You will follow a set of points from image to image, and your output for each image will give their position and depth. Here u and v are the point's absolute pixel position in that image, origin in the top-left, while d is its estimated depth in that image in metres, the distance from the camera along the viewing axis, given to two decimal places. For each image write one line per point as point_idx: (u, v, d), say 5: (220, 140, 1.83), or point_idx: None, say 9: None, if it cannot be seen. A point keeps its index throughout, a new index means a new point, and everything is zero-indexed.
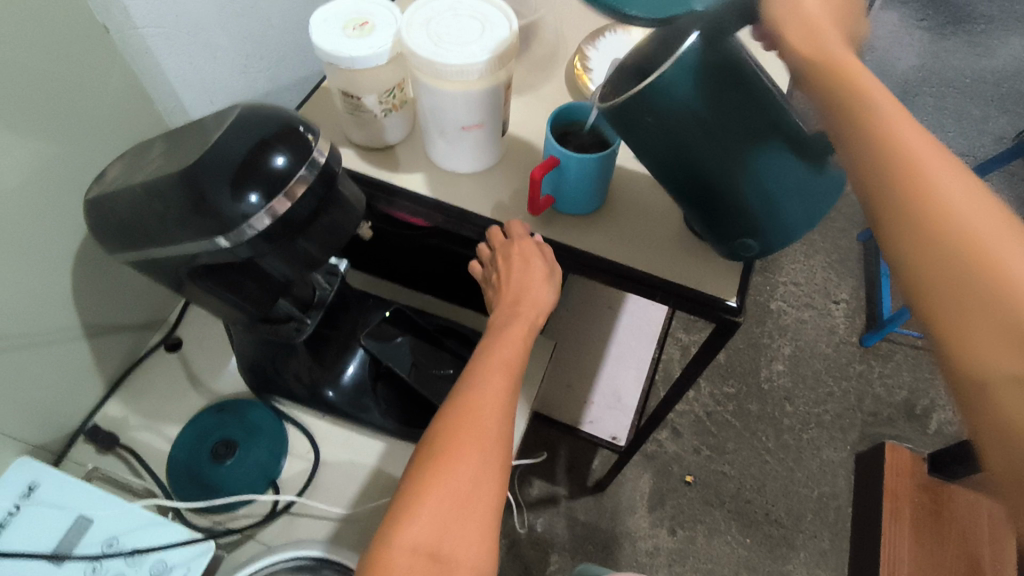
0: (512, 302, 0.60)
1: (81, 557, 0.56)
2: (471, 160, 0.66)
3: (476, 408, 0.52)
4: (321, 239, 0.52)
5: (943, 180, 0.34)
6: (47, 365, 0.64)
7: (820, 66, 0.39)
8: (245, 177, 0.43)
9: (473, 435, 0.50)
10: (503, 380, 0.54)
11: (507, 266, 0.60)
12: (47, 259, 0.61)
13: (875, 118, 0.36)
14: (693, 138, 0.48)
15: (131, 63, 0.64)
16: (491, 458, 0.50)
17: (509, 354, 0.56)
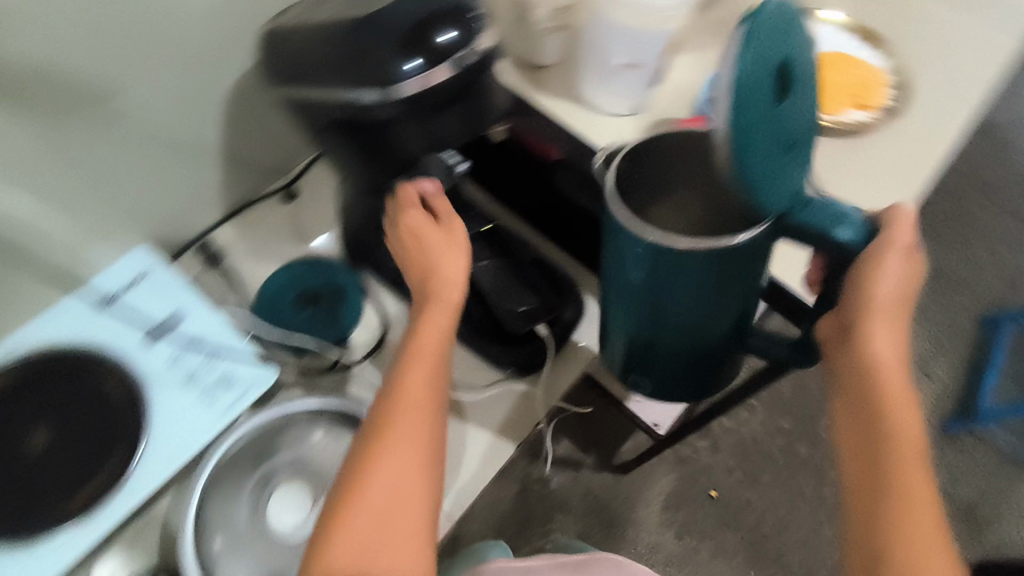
0: (426, 284, 0.54)
1: (168, 346, 0.65)
2: (614, 102, 0.65)
3: (394, 424, 0.49)
4: (461, 121, 0.53)
5: (910, 503, 0.44)
6: (184, 176, 0.70)
7: (879, 370, 0.46)
8: (411, 45, 0.45)
9: (393, 448, 0.48)
10: (423, 379, 0.51)
11: (409, 246, 0.55)
12: (212, 81, 0.66)
13: (895, 448, 0.45)
14: (690, 295, 0.47)
15: None
16: (415, 461, 0.48)
17: (429, 349, 0.51)
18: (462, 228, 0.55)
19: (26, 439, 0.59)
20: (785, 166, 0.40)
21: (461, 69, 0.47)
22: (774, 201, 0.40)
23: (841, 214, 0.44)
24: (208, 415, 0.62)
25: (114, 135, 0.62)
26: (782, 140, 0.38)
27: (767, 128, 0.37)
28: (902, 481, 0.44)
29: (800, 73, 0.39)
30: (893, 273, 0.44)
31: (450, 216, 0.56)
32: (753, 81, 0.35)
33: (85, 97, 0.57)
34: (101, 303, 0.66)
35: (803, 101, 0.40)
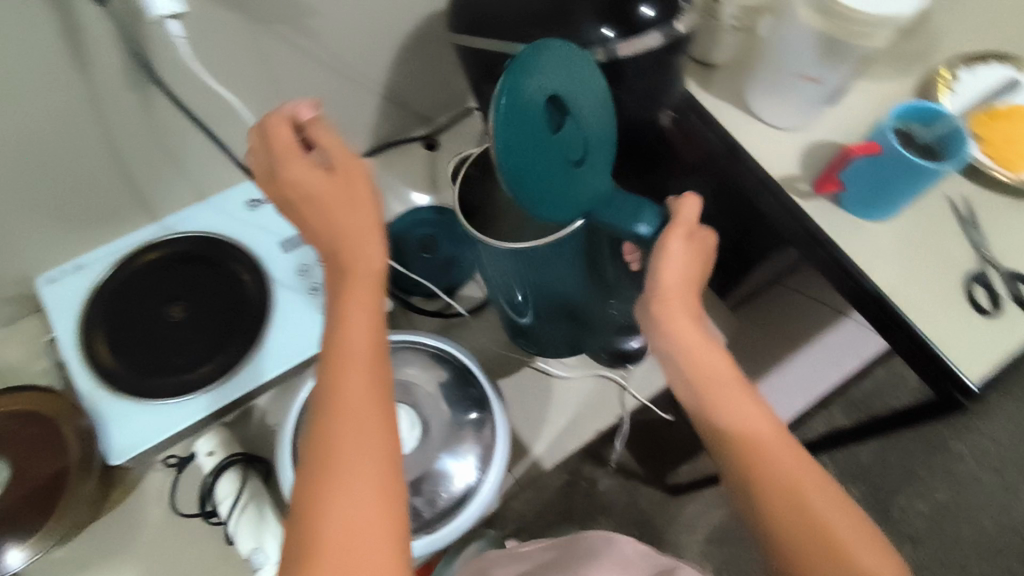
0: (337, 259, 0.40)
1: (300, 256, 0.69)
2: (779, 115, 0.62)
3: (339, 455, 0.35)
4: (635, 99, 0.51)
5: (807, 504, 0.37)
6: (346, 103, 0.73)
7: (703, 370, 0.41)
8: (611, 11, 0.46)
9: (347, 488, 0.34)
10: (361, 389, 0.36)
11: (289, 203, 0.40)
12: (397, 18, 0.66)
13: (732, 424, 0.39)
14: (553, 276, 0.53)
15: None
16: (373, 497, 0.34)
17: (359, 349, 0.37)
18: (370, 184, 0.40)
19: (170, 309, 0.65)
20: (572, 185, 0.43)
21: (659, 44, 0.46)
22: (562, 214, 0.45)
23: (636, 208, 0.46)
24: (326, 326, 0.66)
25: (304, 58, 0.64)
26: (562, 160, 0.42)
27: (538, 164, 0.40)
28: (764, 486, 0.38)
29: (575, 96, 0.41)
30: (676, 261, 0.43)
31: (334, 158, 0.40)
32: (525, 122, 0.38)
33: (285, 6, 0.58)
34: (252, 204, 0.72)
35: (579, 129, 0.42)
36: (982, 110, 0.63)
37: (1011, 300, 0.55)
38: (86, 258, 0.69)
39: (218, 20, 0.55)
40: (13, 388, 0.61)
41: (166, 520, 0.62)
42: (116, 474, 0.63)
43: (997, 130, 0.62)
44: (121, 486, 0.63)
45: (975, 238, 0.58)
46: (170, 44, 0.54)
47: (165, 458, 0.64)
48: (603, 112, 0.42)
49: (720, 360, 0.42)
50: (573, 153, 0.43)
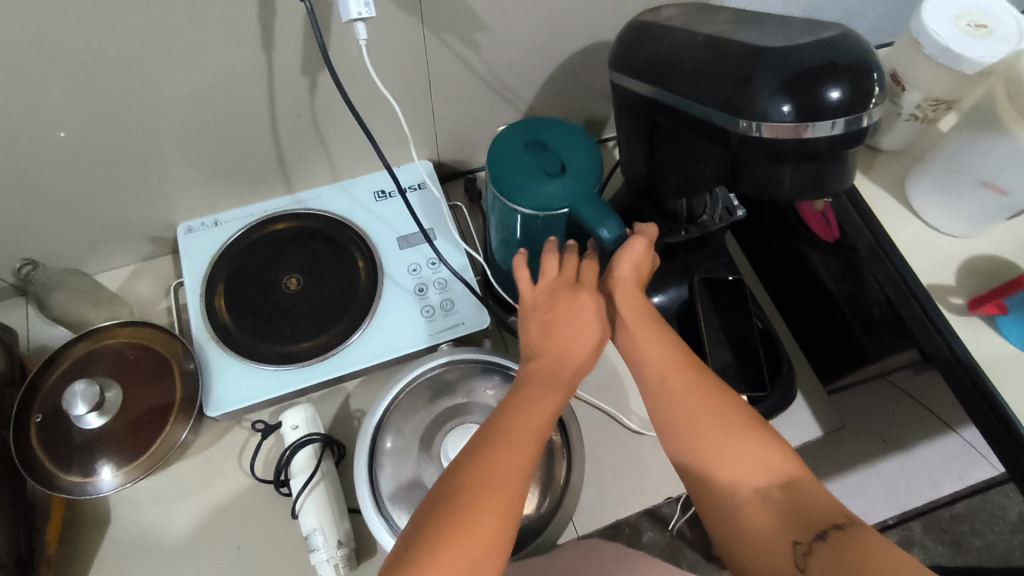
0: (550, 357, 0.50)
1: (412, 255, 0.71)
2: (942, 218, 0.58)
3: (497, 471, 0.40)
4: (798, 179, 0.48)
5: (631, 336, 0.50)
6: (489, 116, 0.74)
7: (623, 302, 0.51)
8: (794, 84, 0.43)
9: (495, 497, 0.39)
10: (531, 439, 0.43)
11: (561, 306, 0.51)
12: (560, 46, 0.67)
13: (632, 334, 0.50)
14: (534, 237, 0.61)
15: None
16: (500, 505, 0.39)
17: (535, 412, 0.45)
18: (642, 264, 0.54)
19: (285, 280, 0.69)
20: (533, 187, 0.56)
21: (837, 132, 0.44)
22: (534, 203, 0.56)
23: (603, 216, 0.55)
24: (423, 328, 0.67)
25: (465, 70, 0.65)
26: (532, 173, 0.57)
27: (527, 178, 0.57)
28: (670, 377, 0.47)
29: (560, 144, 0.59)
30: (633, 254, 0.53)
31: (594, 285, 0.53)
32: (508, 152, 0.59)
33: (459, 19, 0.59)
34: (380, 195, 0.75)
35: (557, 155, 0.58)
36: None
37: None
38: (223, 216, 0.74)
39: (396, 23, 0.57)
40: (131, 321, 0.65)
41: (239, 476, 0.65)
42: (207, 423, 0.67)
43: None
44: (208, 434, 0.67)
45: None
46: (348, 40, 0.57)
47: (252, 419, 0.67)
48: (587, 152, 0.58)
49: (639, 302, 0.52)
50: (554, 165, 0.58)
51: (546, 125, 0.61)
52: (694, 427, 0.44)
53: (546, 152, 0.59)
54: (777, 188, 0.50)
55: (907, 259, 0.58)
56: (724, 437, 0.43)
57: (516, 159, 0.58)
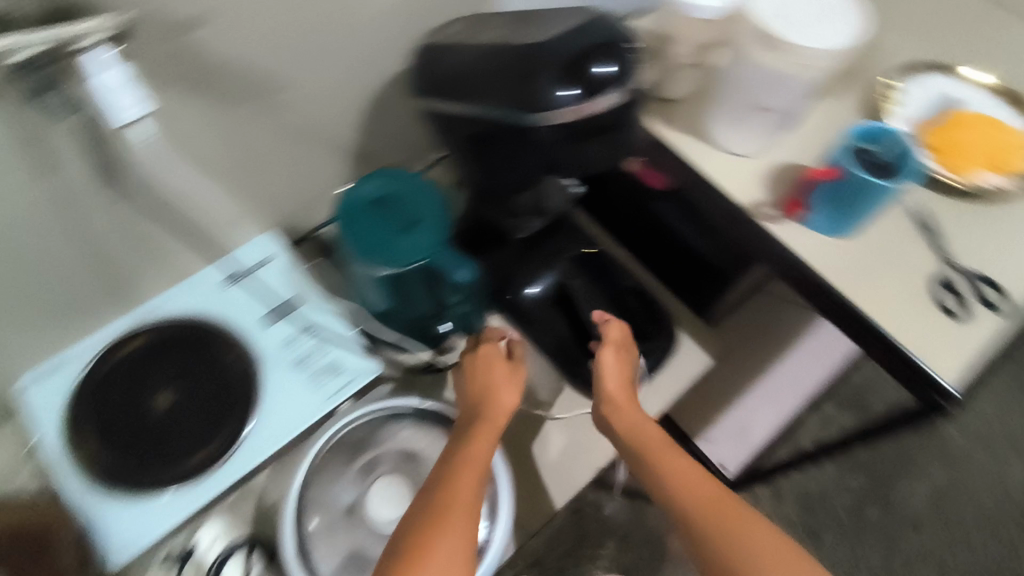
0: (483, 403, 0.58)
1: (283, 330, 0.68)
2: (741, 144, 0.64)
3: (449, 507, 0.47)
4: (602, 154, 0.52)
5: (647, 454, 0.56)
6: (318, 169, 0.73)
7: (629, 423, 0.59)
8: (573, 72, 0.47)
9: (452, 524, 0.45)
10: (475, 475, 0.50)
11: (485, 373, 0.61)
12: (360, 83, 0.67)
13: (643, 454, 0.56)
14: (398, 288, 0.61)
15: None
16: (459, 532, 0.45)
17: (480, 451, 0.53)
18: (610, 356, 0.65)
19: (153, 398, 0.63)
20: (393, 242, 0.56)
21: (615, 101, 0.48)
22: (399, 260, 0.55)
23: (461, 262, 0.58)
24: (316, 398, 0.65)
25: (274, 133, 0.64)
26: (387, 230, 0.57)
27: (376, 241, 0.56)
28: (679, 488, 0.52)
29: (405, 197, 0.59)
30: (610, 370, 0.64)
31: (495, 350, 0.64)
32: (353, 215, 0.57)
33: (253, 88, 0.58)
34: (230, 280, 0.70)
35: (404, 210, 0.58)
36: (931, 125, 0.67)
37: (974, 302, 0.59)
38: (59, 356, 0.66)
39: (184, 109, 0.54)
40: None
41: None
42: None
43: (946, 138, 0.66)
44: None
45: (937, 244, 0.62)
46: (139, 141, 0.53)
47: (164, 554, 0.62)
48: (434, 203, 0.58)
49: (640, 420, 0.59)
50: (401, 222, 0.57)
51: (389, 177, 0.59)
52: (713, 539, 0.48)
53: (394, 205, 0.58)
54: (586, 166, 0.53)
55: (725, 189, 0.64)
56: (738, 535, 0.47)
57: (363, 223, 0.57)
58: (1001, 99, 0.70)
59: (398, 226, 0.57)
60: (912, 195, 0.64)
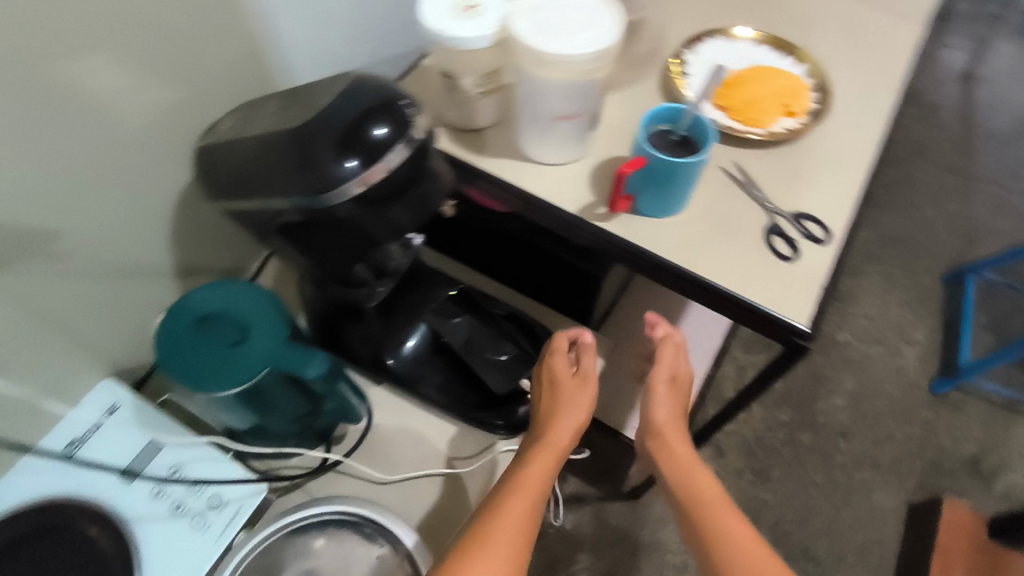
0: (547, 427, 0.66)
1: (151, 478, 0.62)
2: (554, 153, 0.66)
3: (500, 522, 0.54)
4: (412, 212, 0.52)
5: (690, 489, 0.63)
6: (144, 297, 0.68)
7: (678, 455, 0.67)
8: (349, 141, 0.45)
9: (503, 536, 0.53)
10: (529, 495, 0.58)
11: (560, 392, 0.68)
12: (151, 198, 0.64)
13: (688, 489, 0.63)
14: (256, 400, 0.58)
15: (255, 29, 0.66)
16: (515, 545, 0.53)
17: (535, 476, 0.60)
18: (664, 382, 0.72)
19: None
20: (231, 359, 0.52)
21: (404, 157, 0.47)
22: (246, 374, 0.52)
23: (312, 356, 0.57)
24: (203, 542, 0.59)
25: (71, 278, 0.58)
26: (218, 349, 0.53)
27: (210, 364, 0.52)
28: (717, 523, 0.59)
29: (228, 310, 0.55)
30: (662, 407, 0.71)
31: (573, 377, 0.69)
32: (176, 345, 0.53)
33: (23, 242, 0.53)
34: (72, 447, 0.62)
35: (232, 323, 0.55)
36: (717, 86, 0.71)
37: (802, 238, 0.63)
38: None
39: None
40: None
41: None
42: None
43: (736, 98, 0.70)
44: None
45: (755, 193, 0.65)
46: None
47: None
48: (262, 306, 0.56)
49: (690, 454, 0.67)
50: (231, 336, 0.54)
51: (207, 292, 0.56)
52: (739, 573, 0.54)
53: (218, 321, 0.55)
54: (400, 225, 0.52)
55: (554, 200, 0.64)
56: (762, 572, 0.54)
57: (189, 351, 0.53)
58: (767, 47, 0.75)
59: (230, 341, 0.54)
60: (721, 156, 0.68)
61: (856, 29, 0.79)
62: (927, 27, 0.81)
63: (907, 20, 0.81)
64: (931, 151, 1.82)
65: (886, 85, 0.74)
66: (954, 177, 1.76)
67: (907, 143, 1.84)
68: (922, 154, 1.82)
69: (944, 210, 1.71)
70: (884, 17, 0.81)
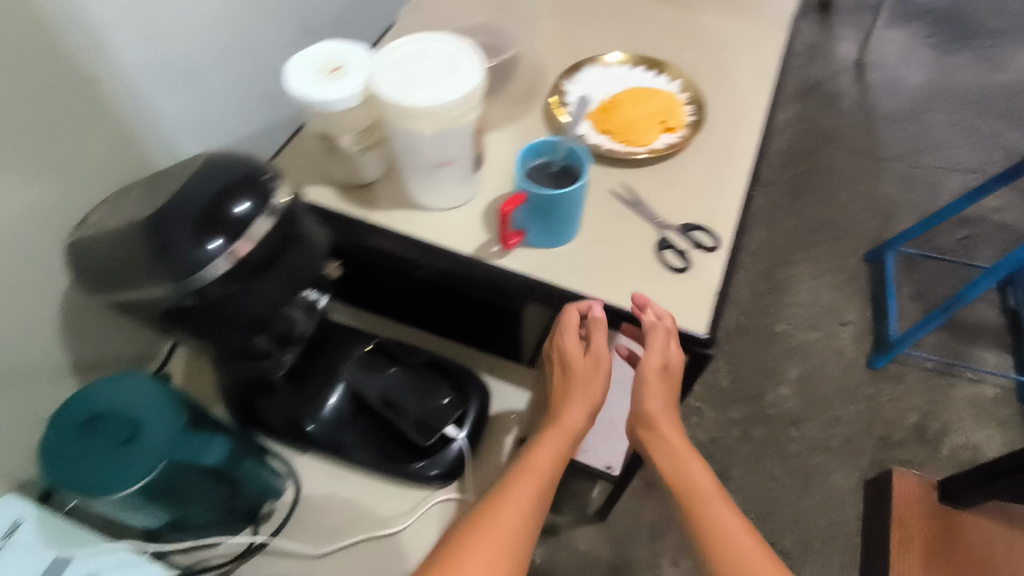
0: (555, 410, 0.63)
1: None
2: (442, 198, 0.66)
3: (494, 519, 0.54)
4: (291, 282, 0.51)
5: (687, 487, 0.58)
6: (40, 405, 0.65)
7: (669, 444, 0.60)
8: (212, 224, 0.45)
9: (494, 534, 0.53)
10: (528, 486, 0.57)
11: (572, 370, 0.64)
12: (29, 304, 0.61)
13: (683, 484, 0.58)
14: (160, 498, 0.55)
15: (130, 115, 0.66)
16: (508, 543, 0.53)
17: (539, 463, 0.58)
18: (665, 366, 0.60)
19: None
20: (124, 460, 0.50)
21: (270, 226, 0.47)
22: (142, 471, 0.50)
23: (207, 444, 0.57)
24: None
25: None
26: (108, 450, 0.51)
27: (99, 469, 0.50)
28: (717, 526, 0.55)
29: (116, 408, 0.53)
30: (655, 395, 0.61)
31: (592, 354, 0.61)
32: (60, 455, 0.50)
33: None
34: None
35: (121, 421, 0.52)
36: (597, 111, 0.74)
37: (692, 249, 0.64)
38: None
39: None
40: None
41: None
42: None
43: (615, 122, 0.73)
44: None
45: (642, 210, 0.67)
46: None
47: None
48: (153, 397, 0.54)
49: (685, 443, 0.61)
50: (122, 435, 0.52)
51: (94, 391, 0.53)
52: None
53: (104, 422, 0.52)
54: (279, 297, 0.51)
55: (447, 245, 0.65)
56: None
57: (76, 458, 0.50)
58: (642, 68, 0.79)
59: (121, 440, 0.51)
60: (608, 179, 0.69)
61: (723, 41, 0.82)
62: (790, 29, 0.85)
63: (769, 25, 0.85)
64: (839, 137, 1.86)
65: (757, 90, 0.78)
66: (863, 157, 1.81)
67: (817, 128, 1.88)
68: (835, 138, 1.85)
69: (864, 188, 1.75)
70: (749, 25, 0.84)
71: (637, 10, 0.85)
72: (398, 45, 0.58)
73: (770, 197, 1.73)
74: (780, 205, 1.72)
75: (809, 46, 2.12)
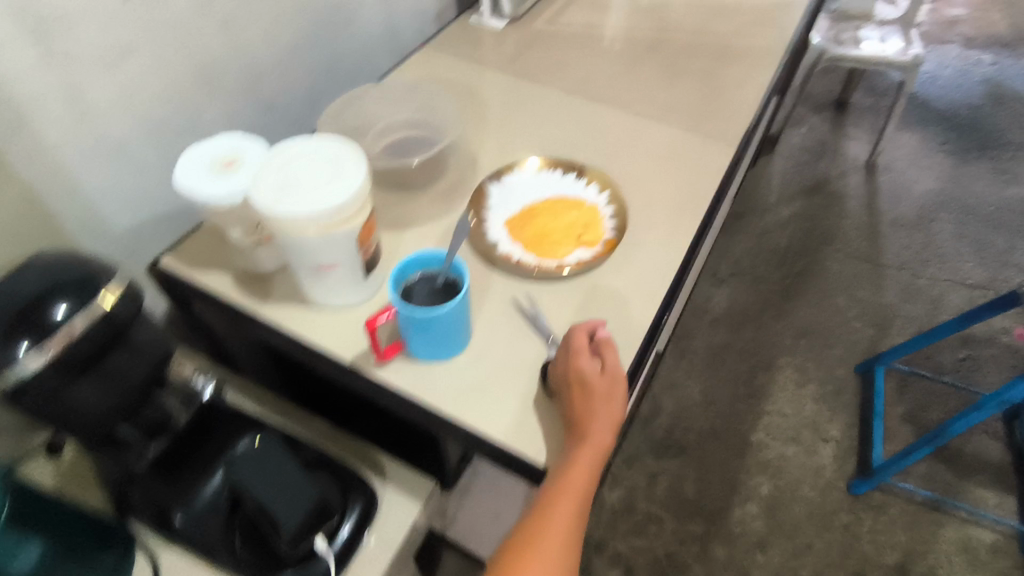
0: (581, 419, 0.56)
1: None
2: (330, 298, 0.65)
3: (535, 550, 0.54)
4: (107, 378, 0.53)
5: None
6: None
7: None
8: (23, 326, 0.46)
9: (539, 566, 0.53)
10: (572, 505, 0.54)
11: (588, 385, 0.57)
12: None
13: None
14: None
15: (49, 190, 0.67)
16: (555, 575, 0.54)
17: (580, 479, 0.54)
18: None
19: None
20: None
21: (86, 328, 0.48)
22: None
23: (17, 549, 0.53)
24: None
25: None
26: None
27: None
28: None
29: None
30: None
31: (604, 376, 0.58)
32: None
33: None
34: None
35: None
36: (517, 219, 0.73)
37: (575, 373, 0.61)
38: None
39: None
40: None
41: None
42: None
43: (529, 232, 0.72)
44: None
45: (538, 328, 0.65)
46: None
47: None
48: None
49: None
50: None
51: None
52: None
53: None
54: (94, 392, 0.53)
55: (328, 348, 0.63)
56: None
57: None
58: (576, 175, 0.77)
59: None
60: (511, 292, 0.67)
61: (666, 156, 0.81)
62: (740, 149, 0.83)
63: (717, 142, 0.83)
64: (841, 239, 1.79)
65: (691, 209, 0.75)
66: (864, 262, 1.74)
67: (820, 225, 1.83)
68: (836, 237, 1.80)
69: (862, 293, 1.67)
70: (694, 141, 0.83)
71: (583, 121, 0.86)
72: (288, 145, 0.58)
73: (762, 296, 1.67)
74: (771, 305, 1.65)
75: (819, 145, 2.04)
